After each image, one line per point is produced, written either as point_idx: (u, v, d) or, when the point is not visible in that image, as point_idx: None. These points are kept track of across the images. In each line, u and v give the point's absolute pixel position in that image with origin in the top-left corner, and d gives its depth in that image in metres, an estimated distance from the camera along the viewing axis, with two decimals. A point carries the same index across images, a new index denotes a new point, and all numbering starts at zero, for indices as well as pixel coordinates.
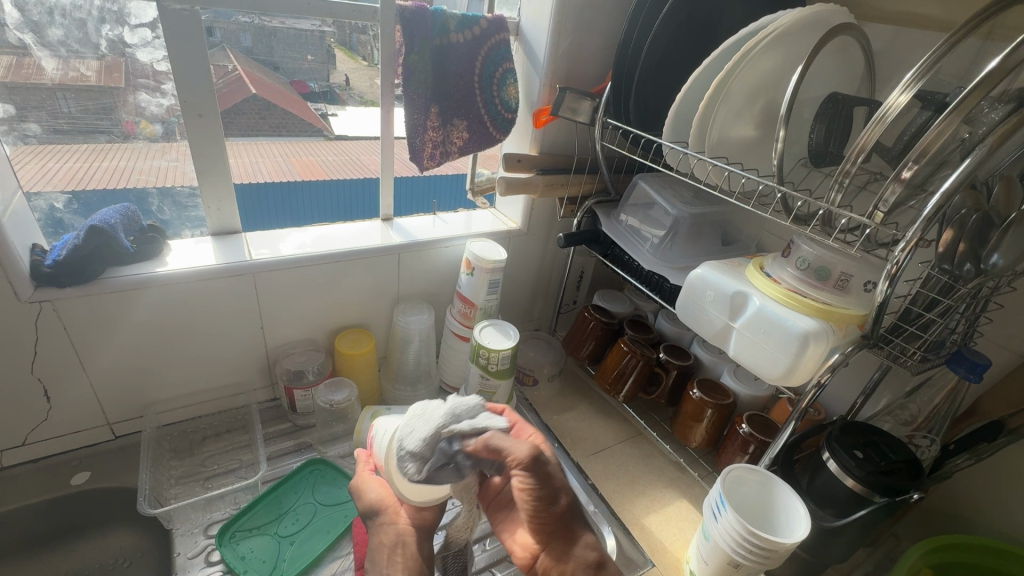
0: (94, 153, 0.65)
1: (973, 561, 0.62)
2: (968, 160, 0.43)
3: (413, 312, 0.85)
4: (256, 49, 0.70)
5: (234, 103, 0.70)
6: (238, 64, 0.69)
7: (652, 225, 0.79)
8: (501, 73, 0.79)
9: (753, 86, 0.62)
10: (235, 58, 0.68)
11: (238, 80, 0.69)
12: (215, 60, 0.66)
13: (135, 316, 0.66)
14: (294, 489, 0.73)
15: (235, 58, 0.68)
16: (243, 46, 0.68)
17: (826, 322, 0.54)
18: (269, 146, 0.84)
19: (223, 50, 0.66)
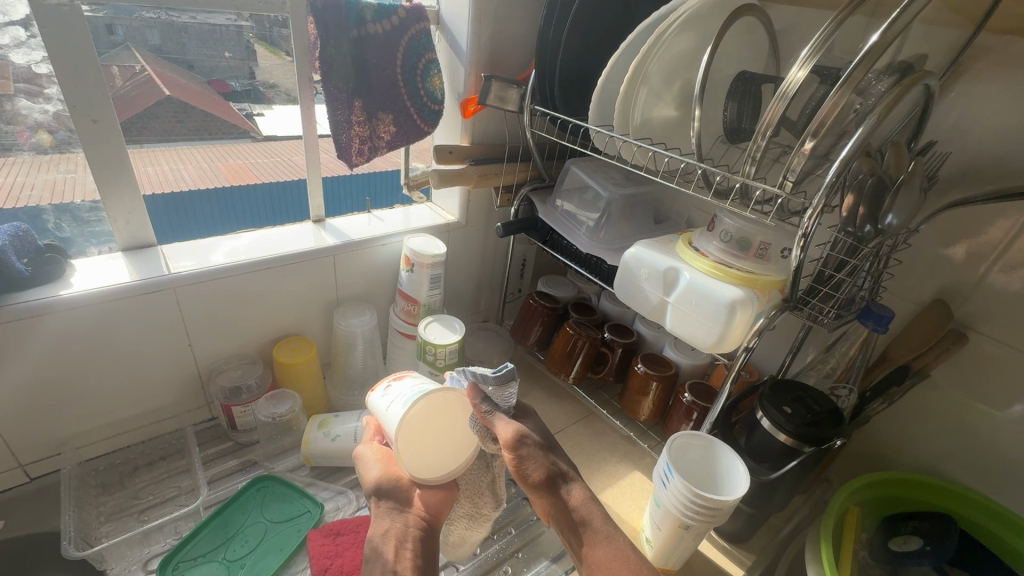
0: None
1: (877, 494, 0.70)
2: (861, 128, 0.46)
3: (354, 315, 0.82)
4: (167, 47, 0.66)
5: (146, 106, 0.67)
6: (147, 64, 0.64)
7: (587, 209, 0.81)
8: (425, 63, 0.77)
9: (669, 67, 0.65)
10: (143, 57, 0.64)
11: (148, 82, 0.65)
12: (121, 60, 0.62)
13: (37, 345, 0.60)
14: (241, 510, 0.69)
15: (143, 58, 0.64)
16: (151, 44, 0.64)
17: (750, 290, 0.58)
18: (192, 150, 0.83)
19: (130, 50, 0.62)
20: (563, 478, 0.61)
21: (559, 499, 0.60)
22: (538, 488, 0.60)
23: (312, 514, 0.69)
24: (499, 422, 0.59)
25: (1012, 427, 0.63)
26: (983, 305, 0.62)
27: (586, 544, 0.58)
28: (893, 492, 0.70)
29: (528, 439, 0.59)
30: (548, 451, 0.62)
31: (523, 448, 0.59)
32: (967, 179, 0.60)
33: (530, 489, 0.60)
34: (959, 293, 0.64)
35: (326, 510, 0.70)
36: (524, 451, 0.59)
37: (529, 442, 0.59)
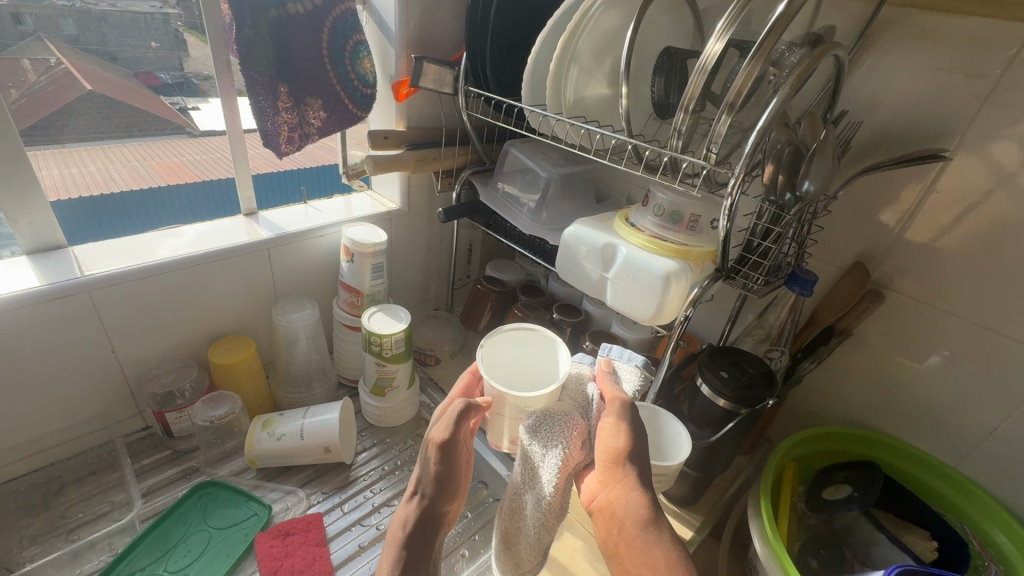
0: None
1: (809, 449, 0.75)
2: (775, 99, 0.48)
3: (293, 310, 0.79)
4: (84, 38, 0.65)
5: (66, 102, 0.65)
6: (63, 56, 0.63)
7: (528, 190, 0.81)
8: (353, 45, 0.74)
9: (598, 43, 0.65)
10: (59, 49, 0.63)
11: (66, 75, 0.64)
12: (32, 52, 0.60)
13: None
14: (182, 519, 0.66)
15: (58, 49, 0.63)
16: (67, 34, 0.63)
17: (684, 262, 0.59)
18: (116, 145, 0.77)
19: (41, 40, 0.61)
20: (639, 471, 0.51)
21: (628, 482, 0.50)
22: (609, 468, 0.51)
23: (260, 516, 0.67)
24: (612, 386, 0.58)
25: (925, 377, 0.69)
26: (897, 265, 0.67)
27: (633, 541, 0.47)
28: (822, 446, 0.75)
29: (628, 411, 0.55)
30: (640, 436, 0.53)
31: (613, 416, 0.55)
32: (878, 147, 0.64)
33: (604, 466, 0.52)
34: (876, 255, 0.68)
35: (275, 512, 0.68)
36: (614, 426, 0.54)
37: (631, 416, 0.54)
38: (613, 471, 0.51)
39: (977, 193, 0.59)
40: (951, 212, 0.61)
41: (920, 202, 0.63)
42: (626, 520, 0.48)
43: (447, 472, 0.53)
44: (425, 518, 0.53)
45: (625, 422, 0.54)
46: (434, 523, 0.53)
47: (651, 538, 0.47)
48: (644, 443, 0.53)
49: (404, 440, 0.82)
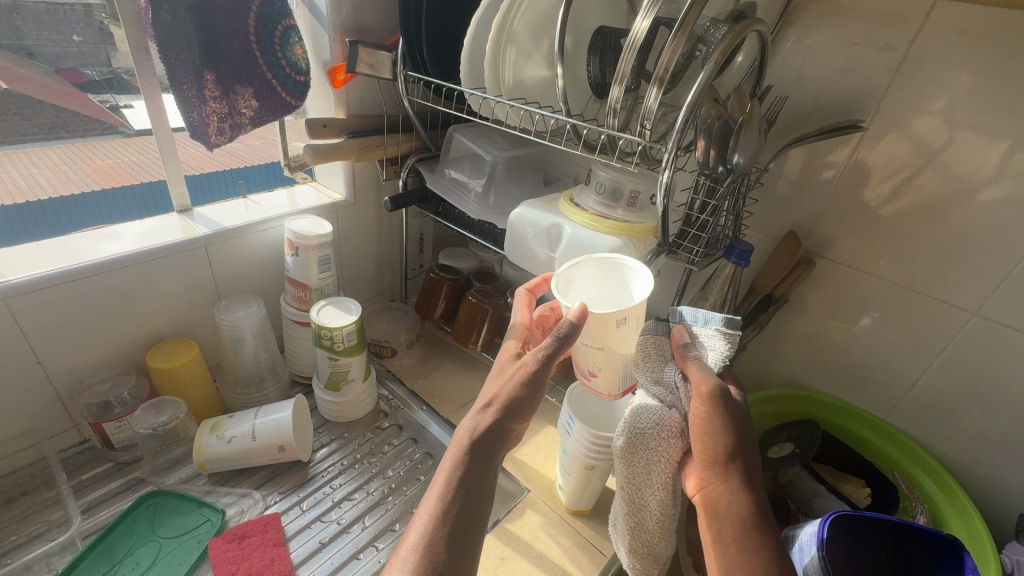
0: None
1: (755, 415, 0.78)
2: (702, 74, 0.49)
3: (237, 308, 0.76)
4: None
5: None
6: None
7: (474, 176, 0.80)
8: (283, 30, 0.72)
9: (533, 24, 0.65)
10: None
11: None
12: None
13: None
14: (128, 533, 0.63)
15: None
16: None
17: (627, 238, 0.61)
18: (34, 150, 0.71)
19: None
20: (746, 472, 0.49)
21: (731, 484, 0.48)
22: (710, 467, 0.49)
23: (213, 522, 0.65)
24: (694, 365, 0.51)
25: (857, 337, 0.73)
26: (825, 232, 0.70)
27: (729, 540, 0.47)
28: (767, 409, 0.79)
29: (725, 399, 0.49)
30: (745, 431, 0.50)
31: (700, 409, 0.50)
32: (803, 120, 0.67)
33: (703, 463, 0.50)
34: (807, 224, 0.71)
35: (230, 516, 0.66)
36: (710, 418, 0.49)
37: (727, 408, 0.49)
38: (712, 471, 0.49)
39: (894, 161, 0.63)
40: (873, 180, 0.65)
41: (845, 172, 0.66)
42: (727, 521, 0.47)
43: (521, 399, 0.50)
44: (488, 437, 0.50)
45: (728, 416, 0.49)
46: (498, 439, 0.51)
47: (754, 542, 0.46)
48: (745, 439, 0.50)
49: (363, 434, 0.80)
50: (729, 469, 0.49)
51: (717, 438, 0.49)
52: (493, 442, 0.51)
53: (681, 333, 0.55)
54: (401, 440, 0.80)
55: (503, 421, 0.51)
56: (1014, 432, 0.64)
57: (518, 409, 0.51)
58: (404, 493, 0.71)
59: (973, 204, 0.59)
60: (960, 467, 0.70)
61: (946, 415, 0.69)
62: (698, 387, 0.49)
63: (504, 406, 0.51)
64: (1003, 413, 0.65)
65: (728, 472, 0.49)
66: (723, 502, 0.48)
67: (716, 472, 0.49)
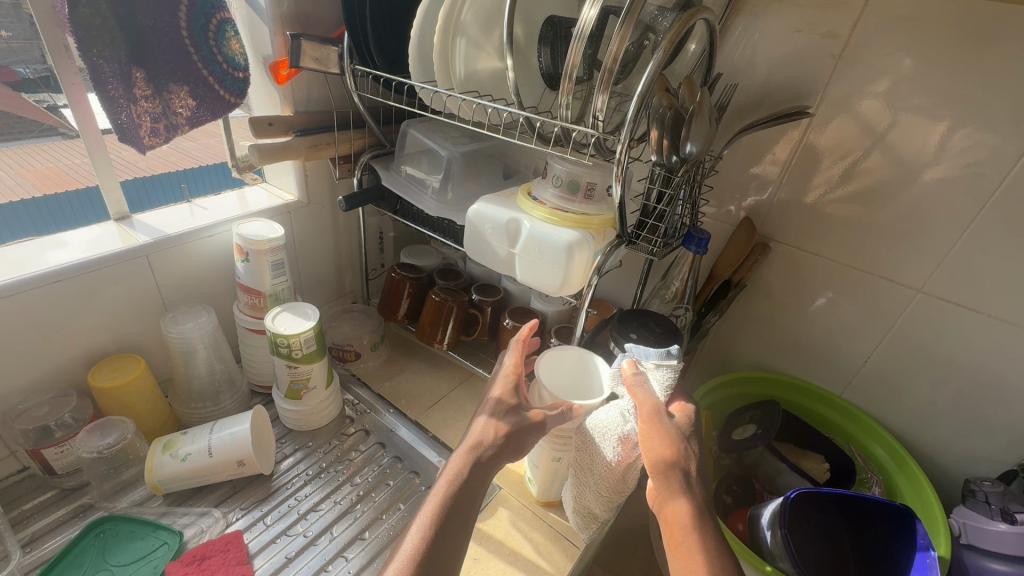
0: None
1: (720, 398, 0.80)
2: (651, 63, 0.48)
3: (186, 319, 0.73)
4: None
5: None
6: None
7: (431, 171, 0.78)
8: (218, 23, 0.68)
9: (482, 15, 0.64)
10: None
11: None
12: None
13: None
14: (76, 564, 0.59)
15: None
16: None
17: (585, 231, 0.60)
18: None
19: None
20: (689, 476, 0.50)
21: (675, 487, 0.49)
22: (656, 475, 0.50)
23: (170, 545, 0.62)
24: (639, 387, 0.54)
25: (812, 317, 0.75)
26: (778, 217, 0.72)
27: (678, 544, 0.47)
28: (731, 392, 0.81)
29: (665, 416, 0.52)
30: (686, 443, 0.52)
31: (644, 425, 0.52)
32: (753, 108, 0.68)
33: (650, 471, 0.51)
34: (762, 210, 0.73)
35: (188, 537, 0.63)
36: (651, 431, 0.51)
37: (668, 422, 0.52)
38: (658, 480, 0.50)
39: (840, 145, 0.64)
40: (821, 165, 0.66)
41: (795, 157, 0.68)
42: (675, 525, 0.48)
43: (525, 435, 0.53)
44: (479, 467, 0.51)
45: (668, 427, 0.52)
46: (493, 471, 0.52)
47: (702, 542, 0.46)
48: (689, 449, 0.52)
49: (329, 441, 0.78)
50: (674, 475, 0.49)
51: (659, 446, 0.51)
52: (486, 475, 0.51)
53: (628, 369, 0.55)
54: (368, 445, 0.79)
55: (500, 453, 0.52)
56: (959, 401, 0.67)
57: (518, 444, 0.53)
58: (372, 500, 0.70)
59: (914, 185, 0.61)
60: (912, 437, 0.73)
61: (897, 388, 0.72)
62: (642, 406, 0.52)
63: (502, 438, 0.52)
64: (949, 384, 0.67)
65: (672, 478, 0.49)
66: (671, 507, 0.49)
67: (661, 480, 0.50)
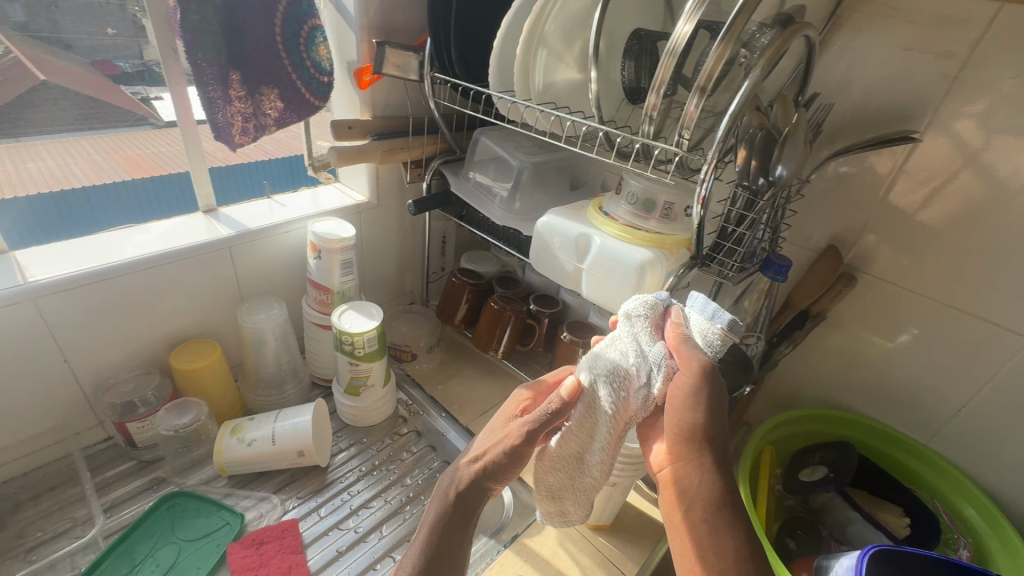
0: None
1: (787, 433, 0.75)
2: (746, 82, 0.46)
3: (260, 310, 0.76)
4: (34, 24, 0.59)
5: (17, 94, 0.60)
6: (10, 42, 0.58)
7: (500, 180, 0.79)
8: (309, 30, 0.71)
9: (566, 27, 0.63)
10: (4, 36, 0.57)
11: (16, 65, 0.59)
12: None
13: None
14: (149, 533, 0.63)
15: (3, 36, 0.57)
16: (15, 21, 0.57)
17: (659, 251, 0.58)
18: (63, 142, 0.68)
19: None
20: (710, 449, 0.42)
21: (700, 464, 0.42)
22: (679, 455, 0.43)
23: (232, 526, 0.64)
24: (626, 372, 0.45)
25: (894, 354, 0.69)
26: (867, 247, 0.67)
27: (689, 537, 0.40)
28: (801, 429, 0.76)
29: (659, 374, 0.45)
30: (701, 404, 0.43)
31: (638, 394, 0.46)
32: (848, 130, 0.64)
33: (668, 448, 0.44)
34: (849, 238, 0.68)
35: (248, 520, 0.66)
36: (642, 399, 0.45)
37: (665, 383, 0.45)
38: (677, 461, 0.43)
39: (936, 169, 0.59)
40: (912, 189, 0.61)
41: (892, 184, 0.63)
42: (688, 508, 0.41)
43: (508, 466, 0.47)
44: (467, 486, 0.48)
45: (673, 394, 0.44)
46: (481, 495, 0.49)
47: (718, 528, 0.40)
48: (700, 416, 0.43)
49: (382, 439, 0.80)
50: (688, 452, 0.42)
51: (671, 422, 0.43)
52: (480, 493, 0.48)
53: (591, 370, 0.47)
54: (420, 447, 0.79)
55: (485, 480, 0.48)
56: None
57: (504, 468, 0.47)
58: (422, 502, 0.70)
59: (1018, 217, 0.56)
60: (1009, 499, 0.66)
61: (995, 443, 0.65)
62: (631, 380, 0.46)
63: (486, 467, 0.48)
64: None
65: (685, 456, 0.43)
66: (692, 490, 0.41)
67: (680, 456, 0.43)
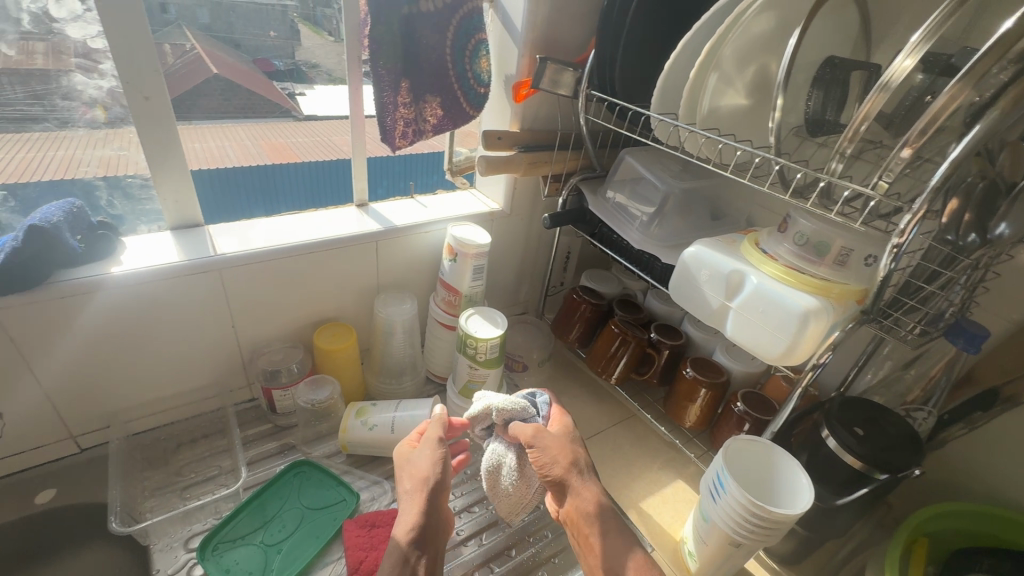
0: (40, 140, 0.59)
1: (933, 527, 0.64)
2: (977, 126, 0.40)
3: (394, 303, 0.81)
4: (215, 26, 0.66)
5: (193, 85, 0.66)
6: (197, 42, 0.64)
7: (640, 202, 0.76)
8: (475, 44, 0.74)
9: (745, 51, 0.59)
10: (194, 35, 0.64)
11: (198, 60, 0.65)
12: (172, 38, 0.62)
13: (71, 326, 0.60)
14: (279, 495, 0.69)
15: (193, 36, 0.64)
16: (201, 23, 0.64)
17: (825, 299, 0.53)
18: (234, 128, 0.77)
19: (180, 28, 0.63)
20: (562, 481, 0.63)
21: (580, 490, 0.62)
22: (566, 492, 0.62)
23: (348, 503, 0.68)
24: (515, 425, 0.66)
25: None
26: None
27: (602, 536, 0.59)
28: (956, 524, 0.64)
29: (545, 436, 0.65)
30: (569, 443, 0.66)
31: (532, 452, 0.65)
32: None
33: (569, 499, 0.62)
34: None
35: (361, 501, 0.69)
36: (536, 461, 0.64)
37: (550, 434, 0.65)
38: (569, 497, 0.62)
39: None
40: None
41: None
42: (578, 520, 0.61)
43: (439, 486, 0.60)
44: (430, 507, 0.59)
45: (550, 444, 0.64)
46: (432, 520, 0.59)
47: (612, 528, 0.59)
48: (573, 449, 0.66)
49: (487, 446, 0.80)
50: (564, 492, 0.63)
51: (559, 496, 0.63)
52: (431, 526, 0.58)
53: (487, 409, 0.66)
54: None
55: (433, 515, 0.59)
56: None
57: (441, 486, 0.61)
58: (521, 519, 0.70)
59: None
60: None
61: None
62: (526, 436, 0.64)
63: (433, 485, 0.60)
64: None
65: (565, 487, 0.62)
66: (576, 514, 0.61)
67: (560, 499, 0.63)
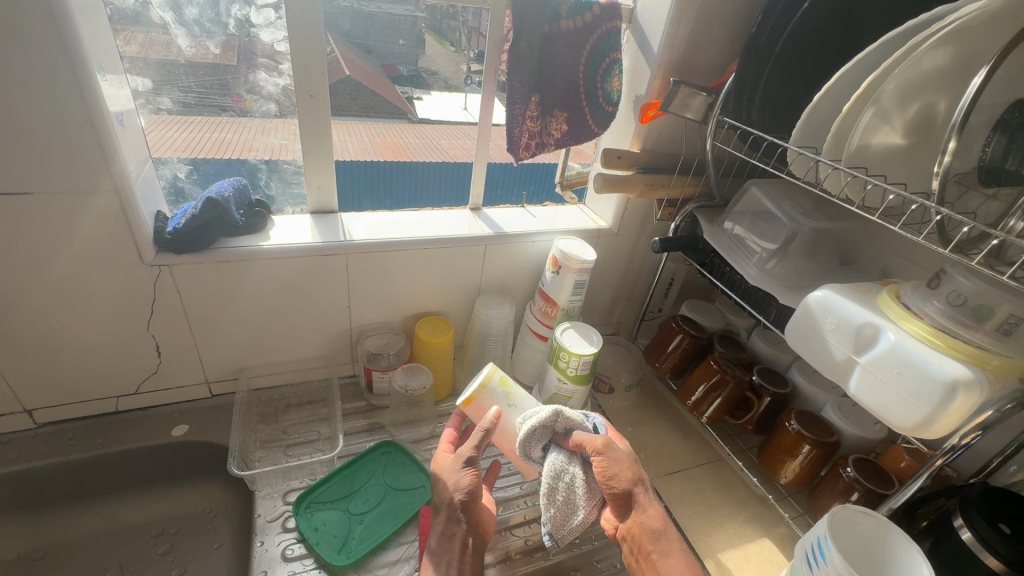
0: (203, 124, 0.68)
1: None
2: None
3: (493, 306, 0.83)
4: (354, 33, 0.69)
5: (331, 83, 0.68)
6: (336, 46, 0.67)
7: (760, 236, 0.72)
8: (608, 63, 0.75)
9: (911, 88, 0.54)
10: (333, 40, 0.67)
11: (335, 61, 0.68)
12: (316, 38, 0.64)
13: (226, 287, 0.69)
14: (366, 469, 0.74)
15: (334, 40, 0.67)
16: (342, 30, 0.68)
17: (979, 371, 0.46)
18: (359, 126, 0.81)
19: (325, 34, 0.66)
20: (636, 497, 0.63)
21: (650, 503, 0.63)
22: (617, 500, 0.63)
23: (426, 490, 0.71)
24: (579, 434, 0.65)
25: None
26: None
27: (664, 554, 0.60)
28: None
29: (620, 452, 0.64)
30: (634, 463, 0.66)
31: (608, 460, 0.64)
32: None
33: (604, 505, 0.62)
34: None
35: None
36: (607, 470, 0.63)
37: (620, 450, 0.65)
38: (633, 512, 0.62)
39: None
40: None
41: None
42: (643, 537, 0.61)
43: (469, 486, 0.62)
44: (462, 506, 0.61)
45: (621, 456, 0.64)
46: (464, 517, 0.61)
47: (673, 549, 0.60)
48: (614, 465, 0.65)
49: None
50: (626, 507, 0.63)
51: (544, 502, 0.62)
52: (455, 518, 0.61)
53: (553, 414, 0.64)
54: None
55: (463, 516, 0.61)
56: None
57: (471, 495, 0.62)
58: None
59: None
60: None
61: None
62: (595, 445, 0.64)
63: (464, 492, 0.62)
64: None
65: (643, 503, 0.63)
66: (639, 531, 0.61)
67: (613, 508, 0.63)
